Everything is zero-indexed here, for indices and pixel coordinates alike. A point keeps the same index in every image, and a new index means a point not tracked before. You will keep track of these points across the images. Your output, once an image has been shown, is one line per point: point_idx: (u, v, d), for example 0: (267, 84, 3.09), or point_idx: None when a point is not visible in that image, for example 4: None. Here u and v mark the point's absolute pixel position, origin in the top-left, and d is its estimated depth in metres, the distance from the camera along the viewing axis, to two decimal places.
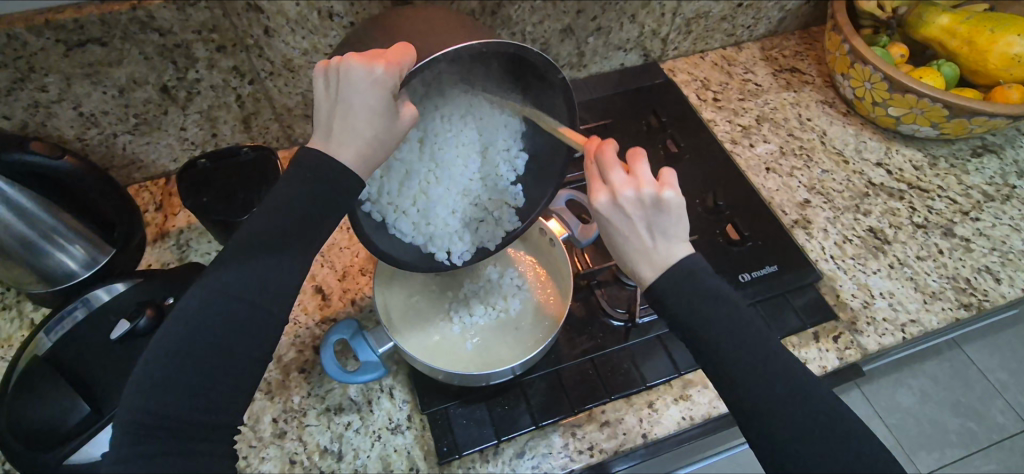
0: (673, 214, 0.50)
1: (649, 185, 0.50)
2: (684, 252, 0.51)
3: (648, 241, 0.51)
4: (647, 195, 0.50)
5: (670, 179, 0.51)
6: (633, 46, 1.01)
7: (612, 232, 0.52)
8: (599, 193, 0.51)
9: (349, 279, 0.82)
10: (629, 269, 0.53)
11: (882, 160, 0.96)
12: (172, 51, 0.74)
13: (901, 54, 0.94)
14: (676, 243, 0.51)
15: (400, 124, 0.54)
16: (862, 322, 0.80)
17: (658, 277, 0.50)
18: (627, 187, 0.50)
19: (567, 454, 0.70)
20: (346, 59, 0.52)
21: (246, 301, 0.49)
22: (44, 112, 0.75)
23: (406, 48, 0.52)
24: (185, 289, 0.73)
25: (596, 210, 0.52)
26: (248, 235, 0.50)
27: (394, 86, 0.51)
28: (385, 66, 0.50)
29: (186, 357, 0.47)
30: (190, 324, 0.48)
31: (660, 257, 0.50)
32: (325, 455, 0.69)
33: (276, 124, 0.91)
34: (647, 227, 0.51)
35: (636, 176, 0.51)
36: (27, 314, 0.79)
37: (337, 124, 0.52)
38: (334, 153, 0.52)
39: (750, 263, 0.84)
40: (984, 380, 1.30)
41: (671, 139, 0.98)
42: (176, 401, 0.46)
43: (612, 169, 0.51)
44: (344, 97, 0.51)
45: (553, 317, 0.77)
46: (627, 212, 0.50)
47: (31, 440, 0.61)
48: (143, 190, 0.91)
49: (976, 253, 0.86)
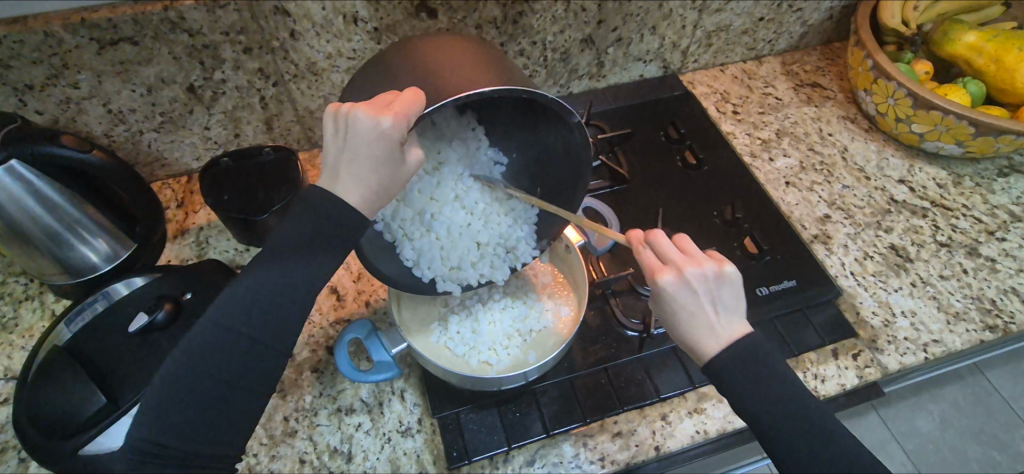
0: (734, 287, 0.53)
1: (708, 263, 0.53)
2: (743, 330, 0.52)
3: (712, 316, 0.52)
4: (709, 271, 0.53)
5: (722, 256, 0.55)
6: (653, 57, 1.02)
7: (676, 312, 0.53)
8: (666, 273, 0.53)
9: (365, 281, 0.83)
10: (690, 348, 0.53)
11: (904, 177, 0.95)
12: (200, 52, 0.76)
13: (925, 71, 0.93)
14: (738, 317, 0.53)
15: (405, 169, 0.54)
16: (882, 341, 0.78)
17: (722, 353, 0.51)
18: (690, 265, 0.53)
19: (578, 464, 0.69)
20: (355, 106, 0.51)
21: (252, 336, 0.50)
22: (75, 108, 0.77)
23: (414, 97, 0.50)
24: (202, 286, 0.74)
25: (663, 289, 0.53)
26: (264, 257, 0.51)
27: (401, 136, 0.50)
28: (392, 118, 0.49)
29: (198, 391, 0.49)
30: (202, 357, 0.49)
31: (725, 331, 0.52)
32: (335, 456, 0.69)
33: (298, 126, 0.92)
34: (710, 302, 0.52)
35: (694, 253, 0.54)
36: (48, 305, 0.80)
37: (342, 168, 0.51)
38: (338, 195, 0.51)
39: (768, 277, 0.83)
40: (1007, 407, 1.27)
41: (690, 150, 0.97)
42: (183, 429, 0.48)
43: (672, 252, 0.54)
44: (351, 145, 0.50)
45: (568, 327, 0.76)
46: (694, 289, 0.52)
47: (48, 428, 0.62)
48: (165, 188, 0.92)
49: (1002, 274, 0.84)
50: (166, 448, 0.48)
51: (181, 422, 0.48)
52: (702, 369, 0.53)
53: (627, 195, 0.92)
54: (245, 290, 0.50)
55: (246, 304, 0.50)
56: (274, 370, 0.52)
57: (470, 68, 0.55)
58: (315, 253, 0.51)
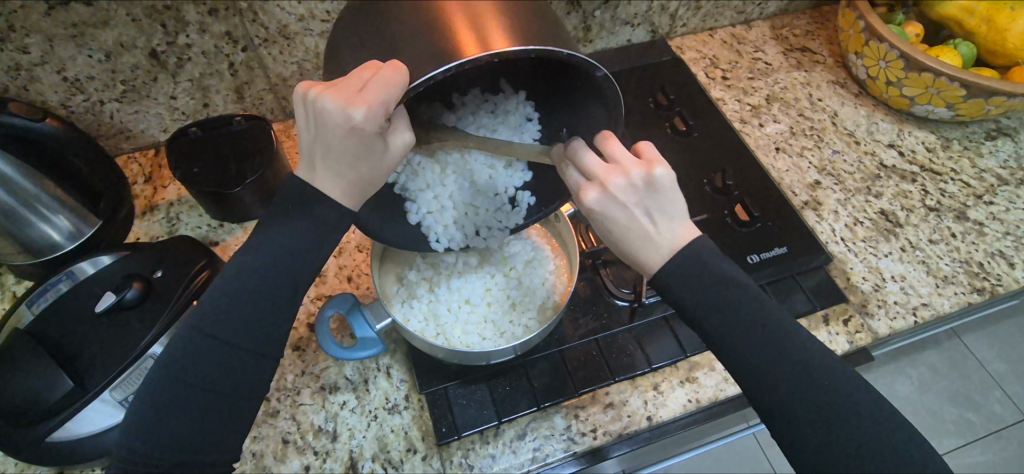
0: (667, 190, 0.49)
1: (636, 168, 0.49)
2: (684, 233, 0.50)
3: (647, 224, 0.50)
4: (637, 178, 0.49)
5: (653, 156, 0.50)
6: (641, 21, 0.99)
7: (612, 225, 0.50)
8: (589, 190, 0.50)
9: (346, 256, 0.79)
10: (632, 259, 0.52)
11: (894, 142, 0.94)
12: (162, 13, 0.71)
13: (915, 33, 0.91)
14: (675, 220, 0.50)
15: (389, 156, 0.51)
16: (873, 305, 0.78)
17: (662, 264, 0.49)
18: (616, 175, 0.49)
19: (569, 436, 0.68)
20: (323, 92, 0.47)
21: (233, 328, 0.48)
22: (27, 75, 0.71)
23: (389, 76, 0.46)
24: (174, 261, 0.69)
25: (590, 207, 0.50)
26: (257, 252, 0.50)
27: (376, 125, 0.47)
28: (363, 111, 0.46)
29: (185, 384, 0.47)
30: (185, 355, 0.48)
31: (663, 240, 0.49)
32: (319, 435, 0.67)
33: (271, 95, 0.87)
34: (643, 212, 0.50)
35: (619, 161, 0.50)
36: (8, 286, 0.76)
37: (320, 158, 0.49)
38: (318, 189, 0.51)
39: (759, 244, 0.81)
40: (982, 370, 1.29)
41: (680, 116, 0.95)
42: (172, 430, 0.47)
43: (595, 162, 0.50)
44: (324, 139, 0.48)
45: (562, 283, 0.76)
46: (621, 199, 0.49)
47: (11, 416, 0.58)
48: (132, 162, 0.87)
49: (989, 237, 0.84)
50: (156, 446, 0.47)
51: (165, 420, 0.47)
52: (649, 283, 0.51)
53: None
54: (228, 280, 0.49)
55: (230, 301, 0.49)
56: (266, 362, 0.50)
57: (452, 21, 0.51)
58: (302, 222, 0.50)
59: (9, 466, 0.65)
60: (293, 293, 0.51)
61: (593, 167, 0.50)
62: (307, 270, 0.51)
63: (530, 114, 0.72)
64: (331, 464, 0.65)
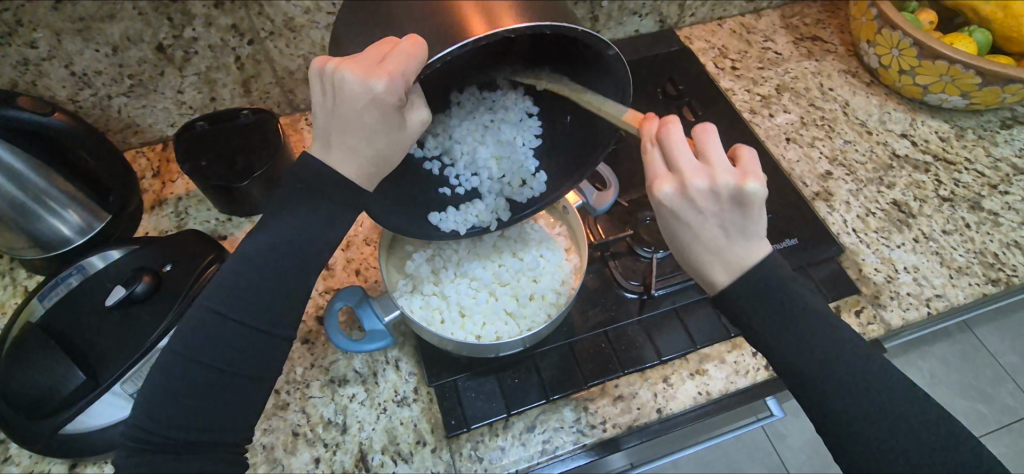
0: (753, 208, 0.46)
1: (727, 175, 0.46)
2: (760, 252, 0.48)
3: (720, 236, 0.48)
4: (724, 186, 0.46)
5: (751, 168, 0.46)
6: (649, 11, 0.98)
7: (681, 225, 0.48)
8: (666, 184, 0.47)
9: (354, 249, 0.79)
10: (692, 263, 0.50)
11: (907, 131, 0.93)
12: (168, 7, 0.71)
13: (929, 21, 0.89)
14: (755, 239, 0.48)
15: (405, 134, 0.51)
16: (885, 297, 0.77)
17: (727, 279, 0.48)
18: (700, 177, 0.46)
19: (578, 428, 0.68)
20: (342, 65, 0.47)
21: (240, 323, 0.48)
22: (35, 70, 0.71)
23: (410, 49, 0.47)
24: (184, 255, 0.69)
25: (660, 201, 0.47)
26: (263, 246, 0.49)
27: (396, 98, 0.47)
28: (384, 81, 0.46)
29: (196, 375, 0.48)
30: (190, 350, 0.48)
31: (732, 253, 0.48)
32: (329, 427, 0.67)
33: (277, 88, 0.87)
34: (719, 223, 0.47)
35: (710, 163, 0.46)
36: (20, 282, 0.77)
37: (335, 135, 0.49)
38: (334, 167, 0.50)
39: (770, 236, 0.81)
40: (995, 364, 1.27)
41: (689, 107, 0.94)
42: (180, 424, 0.47)
43: (683, 156, 0.47)
44: (343, 114, 0.48)
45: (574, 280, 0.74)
46: (698, 204, 0.46)
47: (27, 409, 0.59)
48: (140, 156, 0.88)
49: (1005, 227, 0.83)
50: (161, 438, 0.47)
51: (176, 411, 0.47)
52: (704, 288, 0.51)
53: (625, 155, 0.89)
54: (238, 274, 0.49)
55: (238, 294, 0.48)
56: (276, 354, 0.51)
57: (461, 8, 0.51)
58: (309, 214, 0.50)
59: (23, 459, 0.66)
60: (302, 286, 0.51)
61: (680, 160, 0.47)
62: (317, 262, 0.51)
63: (529, 109, 0.75)
64: (340, 456, 0.65)
